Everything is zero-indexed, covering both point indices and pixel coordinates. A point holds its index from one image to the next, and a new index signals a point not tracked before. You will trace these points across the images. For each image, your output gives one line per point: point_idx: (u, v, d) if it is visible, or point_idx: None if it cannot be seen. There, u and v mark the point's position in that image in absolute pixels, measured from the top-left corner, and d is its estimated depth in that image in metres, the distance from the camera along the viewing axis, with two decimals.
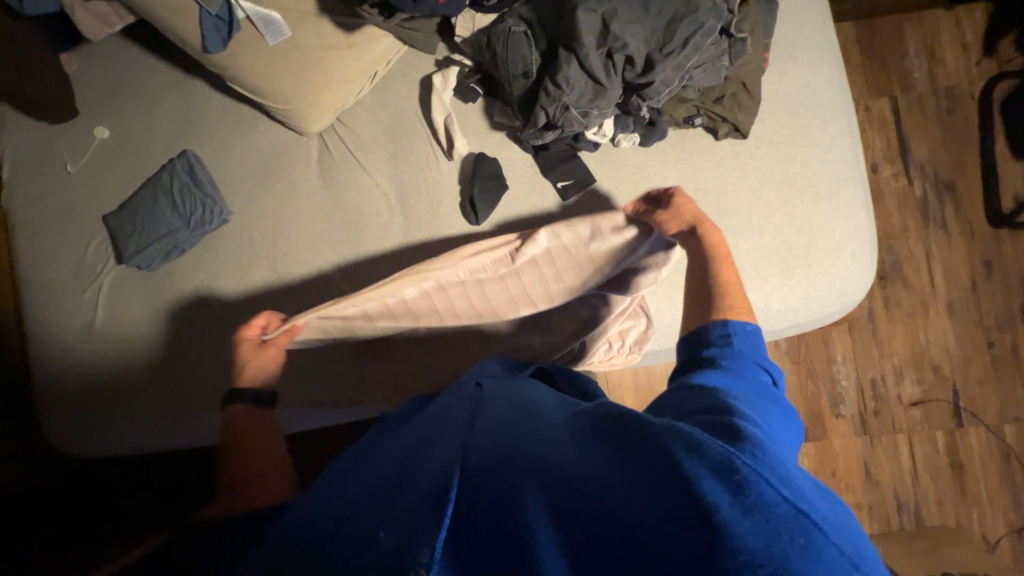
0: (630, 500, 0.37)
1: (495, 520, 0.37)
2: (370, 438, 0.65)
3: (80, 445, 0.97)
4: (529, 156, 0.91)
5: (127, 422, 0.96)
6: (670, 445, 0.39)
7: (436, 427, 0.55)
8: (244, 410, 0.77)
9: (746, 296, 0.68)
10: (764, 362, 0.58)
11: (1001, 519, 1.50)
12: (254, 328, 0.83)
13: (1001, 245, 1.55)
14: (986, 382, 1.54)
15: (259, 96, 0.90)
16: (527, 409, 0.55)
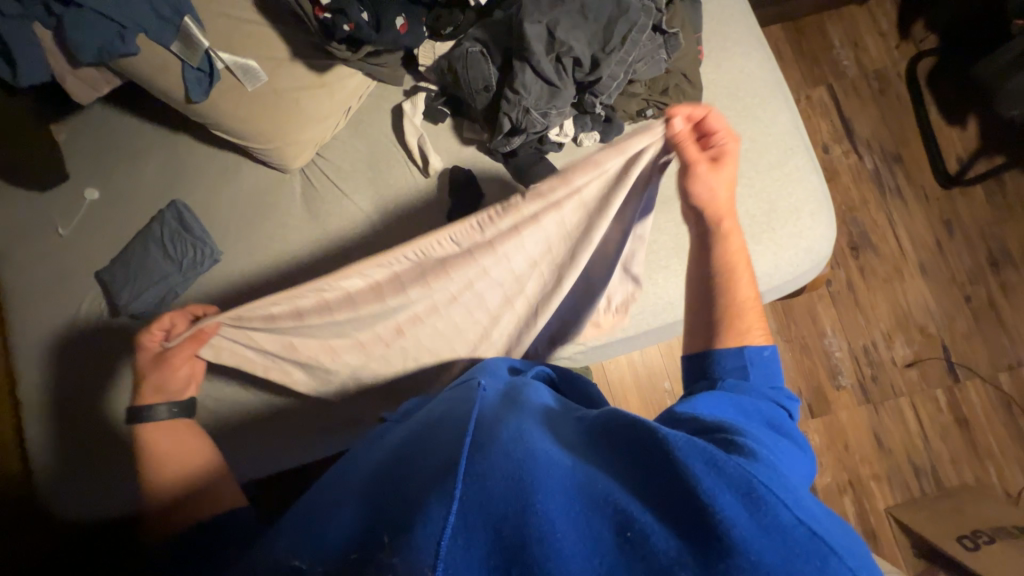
0: (641, 505, 0.39)
1: (499, 513, 0.38)
2: (365, 449, 0.64)
3: (80, 506, 0.94)
4: (500, 164, 0.97)
5: (129, 475, 0.95)
6: (686, 458, 0.40)
7: (433, 430, 0.55)
8: (161, 423, 0.75)
9: (762, 314, 0.66)
10: (777, 393, 0.58)
11: (1018, 469, 1.50)
12: (158, 331, 0.76)
13: (956, 205, 1.65)
14: (972, 335, 1.58)
15: (243, 139, 0.96)
16: (527, 406, 0.55)
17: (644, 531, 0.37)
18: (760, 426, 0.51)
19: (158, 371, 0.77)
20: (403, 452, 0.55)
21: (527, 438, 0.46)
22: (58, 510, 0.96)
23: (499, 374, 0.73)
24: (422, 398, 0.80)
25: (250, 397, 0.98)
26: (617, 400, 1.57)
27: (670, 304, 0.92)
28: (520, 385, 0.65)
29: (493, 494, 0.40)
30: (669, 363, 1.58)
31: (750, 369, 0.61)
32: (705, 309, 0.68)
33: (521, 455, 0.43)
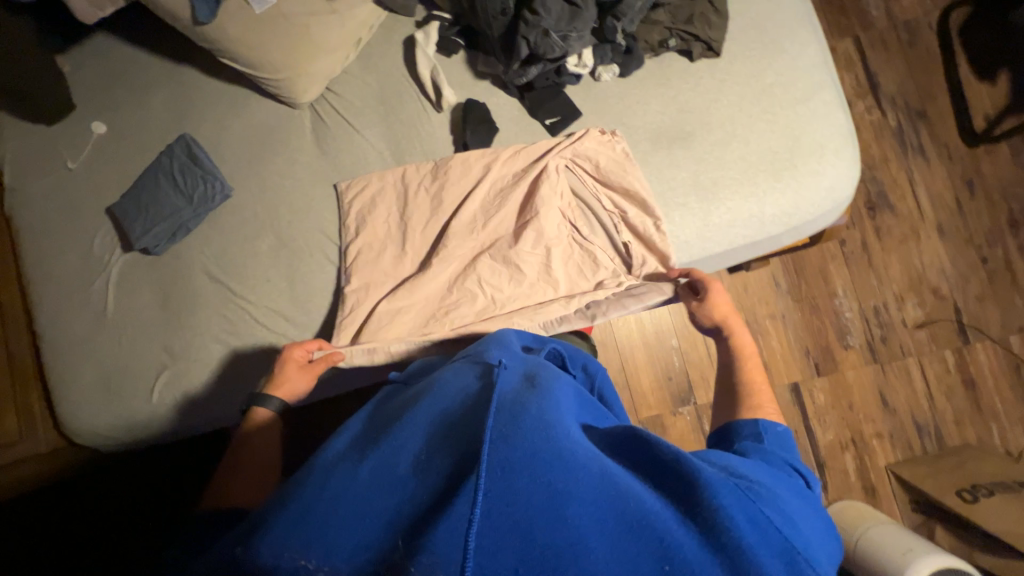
0: (673, 532, 0.42)
1: (534, 524, 0.40)
2: (380, 410, 0.66)
3: (102, 431, 0.97)
4: (515, 99, 0.95)
5: (143, 405, 0.96)
6: (714, 498, 0.44)
7: (447, 415, 0.53)
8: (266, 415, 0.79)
9: (772, 398, 0.70)
10: (796, 464, 0.58)
11: (1021, 429, 1.51)
12: (303, 348, 0.85)
13: (979, 164, 1.60)
14: (985, 297, 1.57)
15: (250, 69, 0.94)
16: (550, 396, 0.54)
17: (674, 559, 0.40)
18: (792, 487, 0.54)
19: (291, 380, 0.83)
20: (420, 428, 0.53)
21: (558, 439, 0.46)
22: (79, 437, 0.98)
23: (514, 347, 0.73)
24: (429, 358, 0.83)
25: (259, 337, 0.96)
26: (624, 356, 1.58)
27: (686, 245, 0.89)
28: (540, 366, 0.64)
29: (528, 498, 0.41)
30: (678, 321, 1.58)
31: (766, 437, 0.62)
32: (725, 395, 0.74)
33: (554, 460, 0.43)
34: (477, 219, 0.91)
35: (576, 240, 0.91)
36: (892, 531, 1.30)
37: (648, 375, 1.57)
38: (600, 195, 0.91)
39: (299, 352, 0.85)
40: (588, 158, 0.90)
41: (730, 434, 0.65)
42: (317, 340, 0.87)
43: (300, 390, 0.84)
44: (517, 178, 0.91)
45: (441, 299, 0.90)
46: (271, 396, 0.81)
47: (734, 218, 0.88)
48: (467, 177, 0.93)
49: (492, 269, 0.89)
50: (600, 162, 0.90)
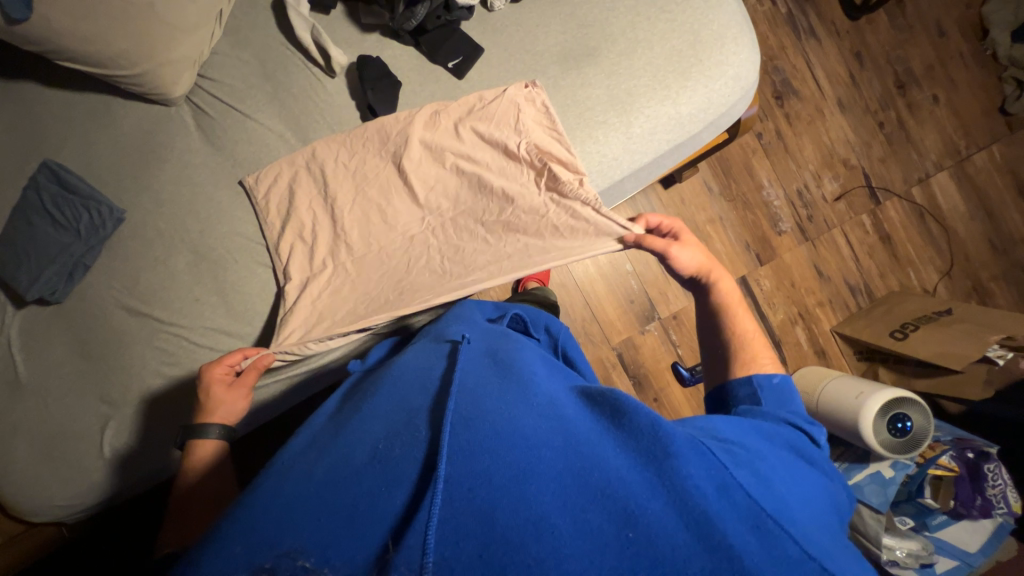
0: (635, 497, 0.43)
1: (496, 504, 0.40)
2: (343, 403, 0.64)
3: (55, 504, 0.88)
4: (411, 48, 0.90)
5: (99, 461, 0.88)
6: (685, 468, 0.45)
7: (412, 405, 0.54)
8: (206, 444, 0.74)
9: (766, 343, 0.71)
10: (793, 418, 0.62)
11: (932, 267, 1.71)
12: (226, 363, 0.79)
13: (863, 34, 1.70)
14: (887, 158, 1.71)
15: (99, 67, 0.81)
16: (517, 376, 0.56)
17: (635, 522, 0.41)
18: (758, 441, 0.56)
19: (224, 401, 0.77)
20: (385, 417, 0.53)
21: (521, 418, 0.48)
22: (33, 516, 0.89)
23: (476, 322, 0.74)
24: (388, 343, 0.82)
25: (204, 359, 0.89)
26: (585, 290, 1.62)
27: (615, 160, 0.89)
28: (508, 346, 0.65)
29: (491, 483, 0.42)
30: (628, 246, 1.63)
31: (761, 395, 0.64)
32: (715, 352, 0.75)
33: (516, 439, 0.45)
34: (406, 189, 0.87)
35: (505, 208, 0.85)
36: (843, 383, 1.47)
37: (612, 303, 1.63)
38: (524, 152, 0.84)
39: (223, 366, 0.79)
40: (516, 122, 0.85)
41: (726, 394, 0.68)
42: (239, 351, 0.81)
43: (239, 408, 0.79)
44: (441, 143, 0.87)
45: (381, 276, 0.87)
46: (206, 422, 0.75)
47: (655, 124, 0.89)
48: (384, 153, 0.87)
49: (434, 237, 0.87)
50: (521, 116, 0.85)
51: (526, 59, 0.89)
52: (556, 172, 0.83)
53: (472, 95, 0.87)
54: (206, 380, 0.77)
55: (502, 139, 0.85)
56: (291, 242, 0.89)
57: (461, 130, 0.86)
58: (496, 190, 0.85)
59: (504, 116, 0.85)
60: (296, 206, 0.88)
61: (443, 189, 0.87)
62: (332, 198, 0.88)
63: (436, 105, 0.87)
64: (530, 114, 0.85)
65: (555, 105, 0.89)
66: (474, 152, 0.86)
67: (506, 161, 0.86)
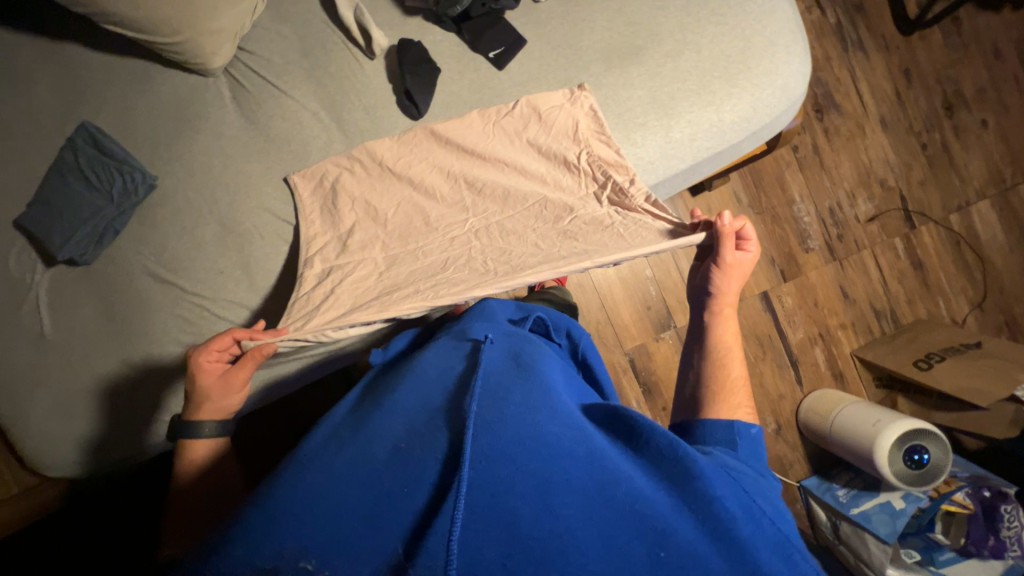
0: (661, 516, 0.42)
1: (520, 516, 0.40)
2: (364, 395, 0.65)
3: (72, 461, 0.90)
4: (452, 34, 0.88)
5: (118, 424, 0.90)
6: (712, 491, 0.44)
7: (434, 405, 0.54)
8: (200, 441, 0.74)
9: (750, 397, 0.69)
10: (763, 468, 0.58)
11: (964, 298, 1.66)
12: (215, 352, 0.74)
13: (914, 51, 1.64)
14: (927, 181, 1.65)
15: (142, 34, 0.81)
16: (537, 379, 0.55)
17: (661, 543, 0.40)
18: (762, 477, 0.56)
19: (214, 394, 0.74)
20: (405, 413, 0.53)
21: (545, 424, 0.47)
22: (50, 471, 0.91)
23: (499, 322, 0.73)
24: (410, 334, 0.82)
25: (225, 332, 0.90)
26: (602, 293, 1.60)
27: (651, 165, 0.87)
28: (527, 346, 0.65)
29: (514, 492, 0.41)
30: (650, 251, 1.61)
31: (738, 441, 0.61)
32: (693, 386, 0.72)
33: (538, 447, 0.45)
34: (438, 181, 0.86)
35: (552, 211, 0.82)
36: (861, 410, 1.43)
37: (629, 308, 1.61)
38: (584, 163, 0.82)
39: (214, 355, 0.74)
40: (574, 134, 0.84)
41: (696, 429, 0.64)
42: (228, 336, 0.74)
43: (230, 399, 0.76)
44: (476, 138, 0.86)
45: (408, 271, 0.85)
46: (197, 418, 0.74)
47: (696, 130, 0.87)
48: (419, 138, 0.87)
49: (477, 239, 0.82)
50: (575, 124, 0.84)
51: (568, 54, 0.87)
52: (618, 181, 0.79)
53: (526, 104, 0.85)
54: (197, 367, 0.74)
55: (550, 147, 0.84)
56: (321, 229, 0.89)
57: (502, 131, 0.86)
58: (553, 202, 0.82)
59: (562, 128, 0.84)
60: (330, 193, 0.89)
61: (477, 187, 0.85)
62: (365, 187, 0.88)
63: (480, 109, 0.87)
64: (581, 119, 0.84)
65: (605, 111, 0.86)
66: (513, 154, 0.85)
67: (563, 173, 0.84)
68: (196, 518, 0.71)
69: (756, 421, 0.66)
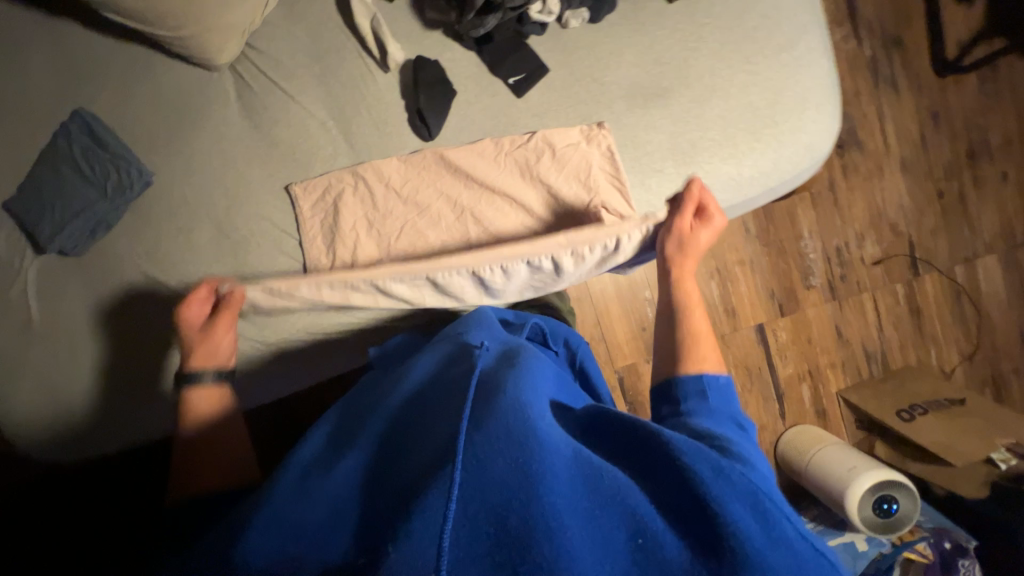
0: (643, 509, 0.42)
1: (509, 505, 0.40)
2: (360, 397, 0.66)
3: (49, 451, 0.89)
4: (472, 54, 0.84)
5: (96, 417, 0.89)
6: (691, 465, 0.45)
7: (426, 403, 0.54)
8: (207, 391, 0.77)
9: (716, 345, 0.69)
10: (739, 417, 0.61)
11: (955, 349, 1.66)
12: (198, 301, 0.79)
13: (947, 94, 1.59)
14: (938, 230, 1.63)
15: (145, 25, 0.77)
16: (525, 373, 0.54)
17: (646, 535, 0.41)
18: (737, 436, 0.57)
19: (204, 342, 0.78)
20: (398, 421, 0.54)
21: (532, 415, 0.46)
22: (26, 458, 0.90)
23: (494, 328, 0.71)
24: (409, 338, 0.82)
25: None
26: (598, 310, 1.60)
27: None
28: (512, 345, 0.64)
29: (500, 484, 0.41)
30: (651, 273, 1.59)
31: (710, 393, 0.63)
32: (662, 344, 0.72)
33: (526, 437, 0.44)
34: (446, 201, 0.84)
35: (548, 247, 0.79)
36: (839, 452, 1.46)
37: (623, 328, 1.60)
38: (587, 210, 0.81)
39: (196, 306, 0.79)
40: (586, 177, 0.82)
41: (671, 390, 0.65)
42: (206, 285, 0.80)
43: (220, 346, 0.79)
44: (488, 168, 0.83)
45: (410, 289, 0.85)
46: (196, 369, 0.77)
47: (713, 182, 0.84)
48: (427, 161, 0.84)
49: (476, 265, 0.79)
50: (586, 167, 0.82)
51: (591, 88, 0.84)
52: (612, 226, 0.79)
53: (541, 138, 0.82)
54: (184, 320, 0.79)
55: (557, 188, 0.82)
56: (320, 245, 0.87)
57: (513, 164, 0.83)
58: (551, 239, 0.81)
59: (575, 169, 0.82)
60: (330, 209, 0.86)
61: (482, 221, 0.83)
62: (368, 207, 0.86)
63: (491, 137, 0.83)
64: (595, 160, 0.82)
65: (625, 158, 0.84)
66: (521, 186, 0.83)
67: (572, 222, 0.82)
68: (222, 454, 0.73)
69: (723, 367, 0.68)
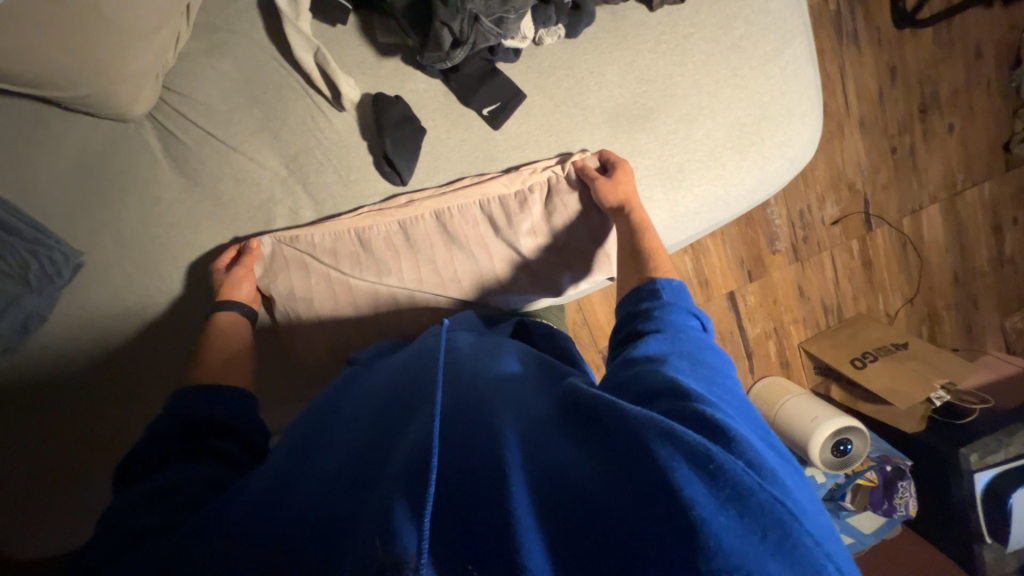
0: (605, 497, 0.38)
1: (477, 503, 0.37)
2: (329, 398, 0.61)
3: (34, 543, 0.81)
4: (439, 83, 0.75)
5: (73, 512, 0.81)
6: (647, 437, 0.39)
7: (397, 411, 0.50)
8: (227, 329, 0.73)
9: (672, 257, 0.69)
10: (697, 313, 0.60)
11: (899, 295, 1.82)
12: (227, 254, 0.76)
13: (904, 47, 1.59)
14: (890, 185, 1.71)
15: (30, 86, 0.62)
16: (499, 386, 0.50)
17: (607, 519, 0.36)
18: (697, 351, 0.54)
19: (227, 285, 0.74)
20: (360, 435, 0.50)
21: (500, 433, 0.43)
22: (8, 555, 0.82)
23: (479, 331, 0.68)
24: (386, 341, 0.76)
25: None
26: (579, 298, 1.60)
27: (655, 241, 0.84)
28: (495, 345, 0.63)
29: (481, 477, 0.39)
30: None
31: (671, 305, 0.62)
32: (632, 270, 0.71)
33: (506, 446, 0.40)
34: (427, 234, 0.77)
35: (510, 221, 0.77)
36: (803, 403, 1.61)
37: (605, 312, 1.63)
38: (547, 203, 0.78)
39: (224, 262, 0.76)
40: (561, 203, 0.78)
41: (637, 310, 0.62)
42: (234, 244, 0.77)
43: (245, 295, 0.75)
44: (477, 215, 0.77)
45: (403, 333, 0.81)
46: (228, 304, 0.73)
47: (701, 205, 0.82)
48: (408, 212, 0.76)
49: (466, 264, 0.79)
50: (559, 189, 0.77)
51: (574, 113, 0.77)
52: (559, 186, 0.77)
53: (522, 172, 0.76)
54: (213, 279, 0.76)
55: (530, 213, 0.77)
56: (296, 307, 0.79)
57: (499, 205, 0.76)
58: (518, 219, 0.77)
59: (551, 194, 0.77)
60: (304, 271, 0.78)
61: (474, 267, 0.79)
62: (343, 261, 0.78)
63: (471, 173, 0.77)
64: (569, 187, 0.77)
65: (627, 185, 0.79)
66: (501, 218, 0.77)
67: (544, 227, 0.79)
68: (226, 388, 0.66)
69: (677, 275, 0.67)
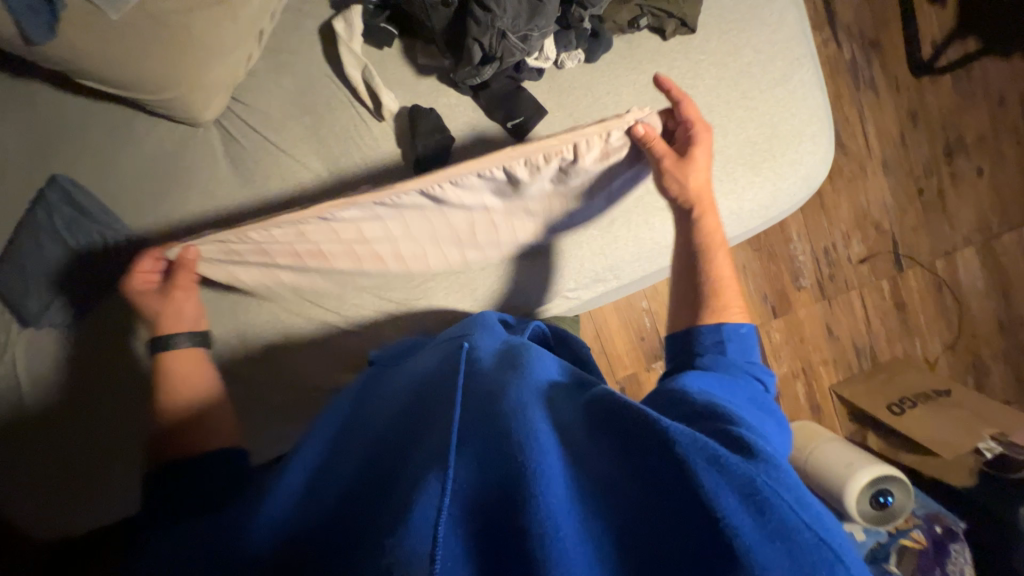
0: (628, 513, 0.37)
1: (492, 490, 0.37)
2: (357, 401, 0.63)
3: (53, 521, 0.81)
4: (469, 98, 0.83)
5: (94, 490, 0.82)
6: (686, 456, 0.36)
7: (420, 413, 0.50)
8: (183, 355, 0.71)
9: (739, 293, 0.68)
10: (750, 370, 0.60)
11: (938, 340, 1.73)
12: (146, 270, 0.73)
13: (924, 93, 1.63)
14: (919, 227, 1.69)
15: (124, 89, 0.73)
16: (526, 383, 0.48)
17: (629, 537, 0.36)
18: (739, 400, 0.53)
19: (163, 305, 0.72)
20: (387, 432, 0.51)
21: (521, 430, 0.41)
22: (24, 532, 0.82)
23: (497, 331, 0.68)
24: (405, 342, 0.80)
25: None
26: (597, 324, 1.60)
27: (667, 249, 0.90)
28: (519, 343, 0.60)
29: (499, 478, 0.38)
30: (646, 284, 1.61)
31: (727, 345, 0.61)
32: (690, 284, 0.70)
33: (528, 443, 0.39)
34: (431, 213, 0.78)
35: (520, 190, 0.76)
36: (835, 449, 1.50)
37: (623, 339, 1.62)
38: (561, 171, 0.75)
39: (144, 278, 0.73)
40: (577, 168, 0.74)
41: (692, 339, 0.63)
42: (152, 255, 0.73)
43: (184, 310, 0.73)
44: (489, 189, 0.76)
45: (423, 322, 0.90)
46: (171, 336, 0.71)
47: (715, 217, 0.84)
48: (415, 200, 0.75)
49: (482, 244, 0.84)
50: (577, 159, 0.73)
51: None
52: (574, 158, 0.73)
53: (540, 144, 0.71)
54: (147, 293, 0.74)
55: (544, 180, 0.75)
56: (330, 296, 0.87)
57: (509, 179, 0.75)
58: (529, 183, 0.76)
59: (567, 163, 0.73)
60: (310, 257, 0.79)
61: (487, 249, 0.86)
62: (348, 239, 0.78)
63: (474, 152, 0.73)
64: (590, 154, 0.73)
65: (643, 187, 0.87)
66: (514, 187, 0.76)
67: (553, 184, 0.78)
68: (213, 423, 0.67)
69: (746, 318, 0.66)
